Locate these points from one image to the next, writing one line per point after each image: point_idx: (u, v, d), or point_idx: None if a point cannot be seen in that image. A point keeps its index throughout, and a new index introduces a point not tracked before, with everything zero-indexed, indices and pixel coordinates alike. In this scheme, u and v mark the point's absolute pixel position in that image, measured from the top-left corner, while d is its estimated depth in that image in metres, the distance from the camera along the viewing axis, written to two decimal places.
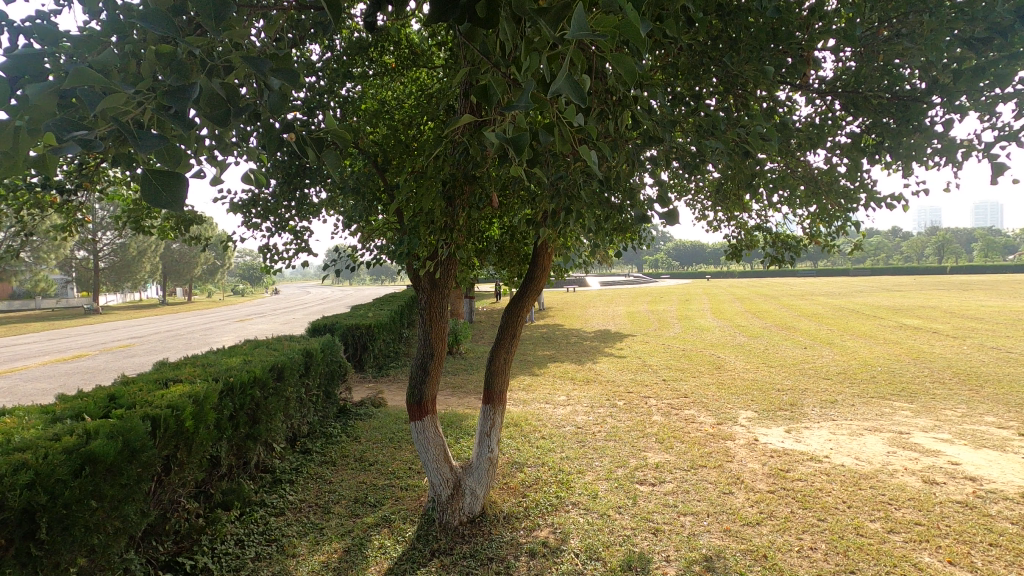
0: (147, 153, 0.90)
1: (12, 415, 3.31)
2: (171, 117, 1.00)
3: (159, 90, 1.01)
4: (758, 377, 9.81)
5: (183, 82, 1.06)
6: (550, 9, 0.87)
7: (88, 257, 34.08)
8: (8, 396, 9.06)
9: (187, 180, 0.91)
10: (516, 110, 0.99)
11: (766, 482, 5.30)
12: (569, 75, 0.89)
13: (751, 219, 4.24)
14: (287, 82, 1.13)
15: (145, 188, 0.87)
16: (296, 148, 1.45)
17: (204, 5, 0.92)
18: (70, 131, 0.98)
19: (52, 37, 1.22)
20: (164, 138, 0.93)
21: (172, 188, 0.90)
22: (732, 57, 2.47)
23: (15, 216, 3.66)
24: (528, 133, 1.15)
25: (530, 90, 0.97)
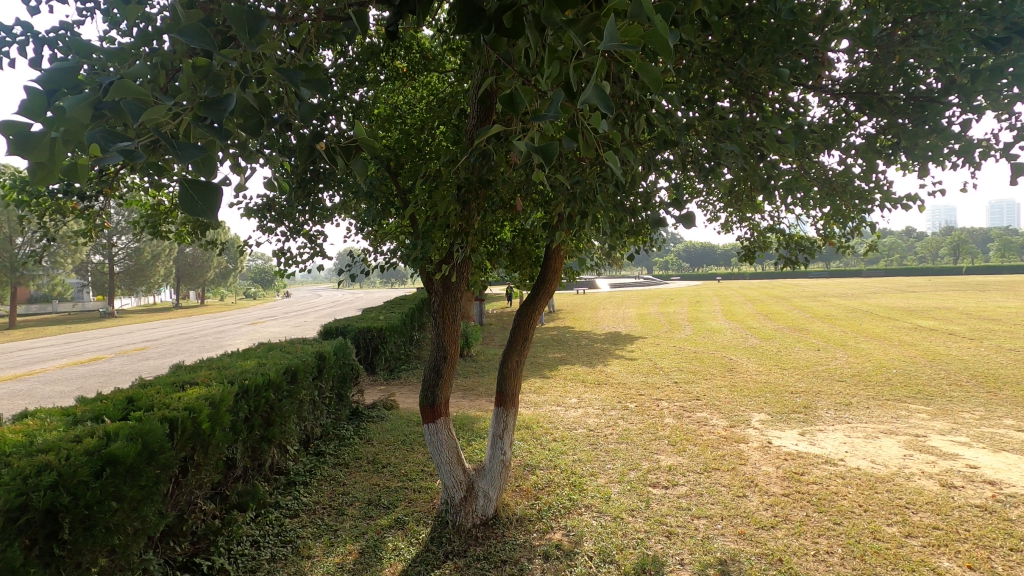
0: (187, 164, 0.93)
1: (34, 416, 3.39)
2: (208, 129, 1.02)
3: (196, 102, 1.03)
4: (770, 380, 9.74)
5: (219, 93, 1.08)
6: (578, 20, 0.88)
7: (103, 261, 34.61)
8: (27, 399, 9.24)
9: (223, 190, 0.93)
10: (544, 120, 0.99)
11: (780, 485, 5.26)
12: (597, 84, 0.89)
13: (764, 220, 4.22)
14: (318, 92, 1.15)
15: (185, 199, 0.89)
16: (325, 156, 1.46)
17: (241, 19, 0.94)
18: (112, 141, 1.00)
19: (87, 53, 1.27)
20: (202, 148, 0.95)
21: (208, 199, 0.92)
22: (745, 59, 2.47)
23: (36, 220, 3.74)
24: (556, 141, 1.16)
25: (559, 99, 0.98)
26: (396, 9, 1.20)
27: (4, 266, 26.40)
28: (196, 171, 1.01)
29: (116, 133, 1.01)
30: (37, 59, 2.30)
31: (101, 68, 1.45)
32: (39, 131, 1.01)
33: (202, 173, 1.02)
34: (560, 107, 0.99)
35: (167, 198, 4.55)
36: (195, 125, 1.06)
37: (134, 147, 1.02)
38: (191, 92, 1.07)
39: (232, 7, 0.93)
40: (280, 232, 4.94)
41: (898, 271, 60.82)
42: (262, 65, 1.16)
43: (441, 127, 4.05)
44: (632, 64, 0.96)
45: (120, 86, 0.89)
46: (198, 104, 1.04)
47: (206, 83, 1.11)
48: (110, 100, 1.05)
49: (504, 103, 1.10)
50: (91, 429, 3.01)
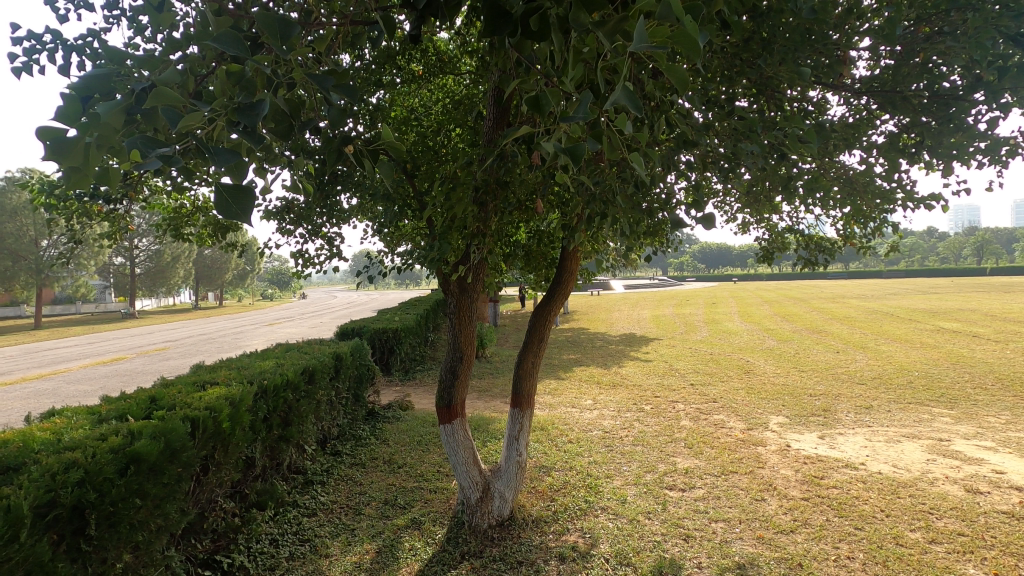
0: (223, 168, 0.95)
1: (60, 415, 3.46)
2: (242, 133, 1.04)
3: (230, 108, 1.05)
4: (788, 382, 9.61)
5: (251, 99, 1.11)
6: (607, 22, 0.89)
7: (124, 263, 35.28)
8: (51, 398, 9.42)
9: (257, 193, 0.96)
10: (573, 121, 1.01)
11: (799, 489, 5.19)
12: (626, 86, 0.90)
13: (782, 221, 4.17)
14: (348, 97, 1.17)
15: (219, 204, 0.92)
16: (353, 160, 1.48)
17: (272, 25, 0.96)
18: (148, 147, 1.03)
19: (119, 59, 1.30)
20: (237, 152, 0.98)
21: (243, 203, 0.94)
22: (766, 59, 2.46)
23: (64, 223, 3.83)
24: (584, 142, 1.18)
25: (587, 101, 1.00)
26: (420, 15, 1.22)
27: (29, 269, 27.05)
28: (229, 175, 1.04)
29: (153, 138, 1.04)
30: (65, 66, 2.37)
31: (132, 75, 1.48)
32: (74, 136, 1.03)
33: (235, 177, 1.05)
34: (588, 110, 1.02)
35: (188, 201, 4.62)
36: (228, 128, 1.09)
37: (171, 151, 1.05)
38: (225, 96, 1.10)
39: (265, 14, 0.96)
40: (299, 234, 4.98)
41: (920, 272, 59.70)
42: (291, 72, 1.19)
43: (456, 130, 4.15)
44: (660, 66, 0.97)
45: (161, 94, 0.92)
46: (231, 109, 1.07)
47: (239, 89, 1.14)
48: (144, 106, 1.08)
49: (530, 105, 1.12)
50: (115, 428, 3.07)
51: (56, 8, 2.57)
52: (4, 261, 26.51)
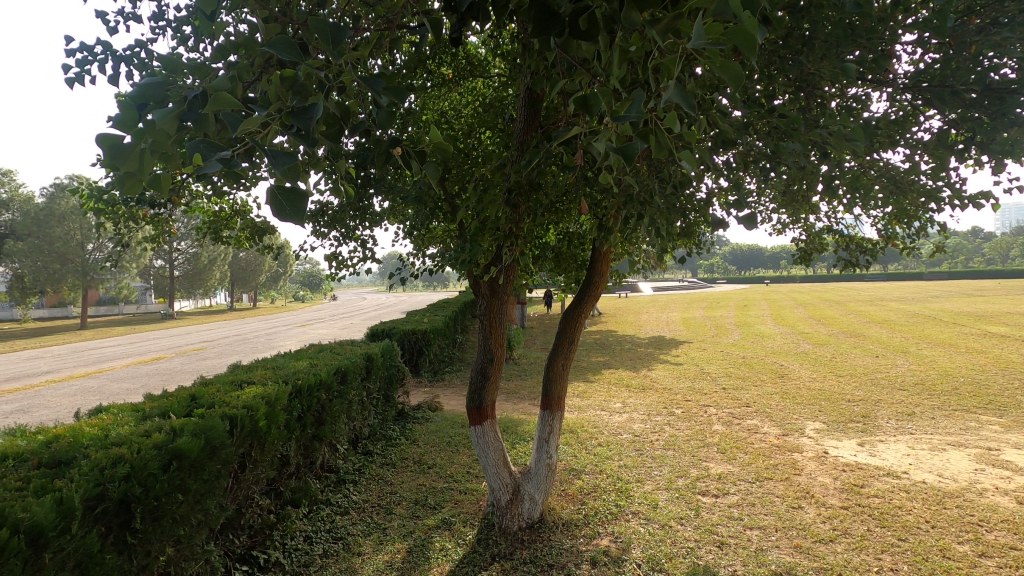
0: (279, 171, 0.99)
1: (107, 411, 3.60)
2: (296, 137, 1.08)
3: (286, 110, 1.09)
4: (825, 387, 9.36)
5: (305, 102, 1.15)
6: (660, 20, 0.91)
7: (164, 266, 36.54)
8: (98, 395, 9.81)
9: (310, 197, 1.00)
10: (624, 121, 1.01)
11: (838, 497, 5.04)
12: (678, 84, 0.91)
13: (820, 221, 4.05)
14: (396, 98, 1.20)
15: (275, 208, 0.98)
16: (401, 161, 1.51)
17: (325, 30, 1.01)
18: (208, 150, 1.07)
19: (174, 67, 1.37)
20: (292, 156, 1.01)
21: (297, 206, 1.01)
22: (807, 56, 2.40)
23: (112, 227, 4.01)
24: (638, 140, 1.15)
25: (639, 101, 1.00)
26: (463, 18, 1.24)
27: (76, 271, 28.22)
28: (284, 178, 1.07)
29: (211, 141, 1.08)
30: (116, 76, 2.48)
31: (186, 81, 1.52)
32: (131, 141, 1.08)
33: (288, 178, 1.08)
34: (642, 109, 1.03)
35: (227, 204, 4.77)
36: (281, 131, 1.14)
37: (228, 155, 1.08)
38: (279, 101, 1.15)
39: (317, 19, 1.00)
40: (332, 237, 5.07)
41: (964, 274, 57.40)
42: (340, 75, 1.22)
43: (487, 133, 4.14)
44: (713, 63, 0.98)
45: (219, 100, 0.96)
46: (285, 114, 1.12)
47: (291, 93, 1.19)
48: (197, 111, 1.12)
49: (579, 105, 1.13)
50: (159, 424, 3.18)
51: (107, 21, 2.69)
52: (54, 264, 27.76)
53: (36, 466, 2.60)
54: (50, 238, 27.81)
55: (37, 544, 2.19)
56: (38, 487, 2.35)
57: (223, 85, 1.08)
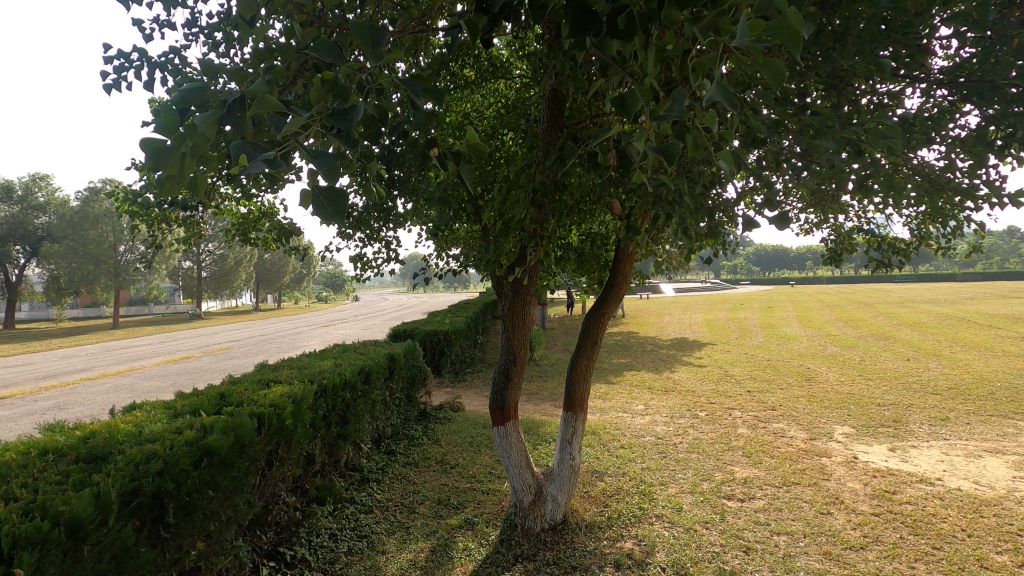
0: (323, 172, 1.03)
1: (141, 408, 3.70)
2: (338, 139, 1.12)
3: (327, 112, 1.13)
4: (854, 390, 9.14)
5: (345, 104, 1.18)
6: (702, 18, 0.93)
7: (192, 267, 37.40)
8: (130, 393, 10.07)
9: (351, 197, 1.04)
10: (665, 120, 1.02)
11: (869, 504, 4.92)
12: (720, 83, 0.94)
13: (850, 221, 3.96)
14: (434, 100, 1.22)
15: (318, 210, 1.03)
16: (437, 163, 1.53)
17: (365, 33, 1.04)
18: (253, 153, 1.11)
19: (211, 71, 1.41)
20: (335, 157, 1.05)
21: (337, 206, 1.06)
22: (840, 52, 2.35)
23: (145, 229, 4.12)
24: (678, 140, 1.16)
25: (681, 100, 1.01)
26: (495, 18, 1.27)
27: (109, 272, 29.04)
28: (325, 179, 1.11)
29: (255, 144, 1.12)
30: (151, 82, 2.55)
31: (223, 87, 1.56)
32: (172, 144, 1.11)
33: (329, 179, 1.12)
34: (683, 108, 1.00)
35: (255, 207, 4.86)
36: (322, 133, 1.17)
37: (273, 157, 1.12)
38: (319, 103, 1.18)
39: (357, 23, 1.03)
40: (357, 238, 5.13)
41: (999, 275, 55.55)
42: (379, 76, 1.24)
43: (510, 134, 4.14)
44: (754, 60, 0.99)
45: (265, 103, 1.00)
46: (325, 115, 1.15)
47: (330, 94, 1.22)
48: (238, 113, 1.15)
49: (616, 105, 1.12)
50: (190, 422, 3.25)
51: (142, 28, 2.77)
52: (88, 265, 28.59)
53: (74, 461, 2.68)
54: (85, 241, 28.68)
55: (76, 536, 2.26)
56: (77, 481, 2.42)
57: (264, 89, 1.11)
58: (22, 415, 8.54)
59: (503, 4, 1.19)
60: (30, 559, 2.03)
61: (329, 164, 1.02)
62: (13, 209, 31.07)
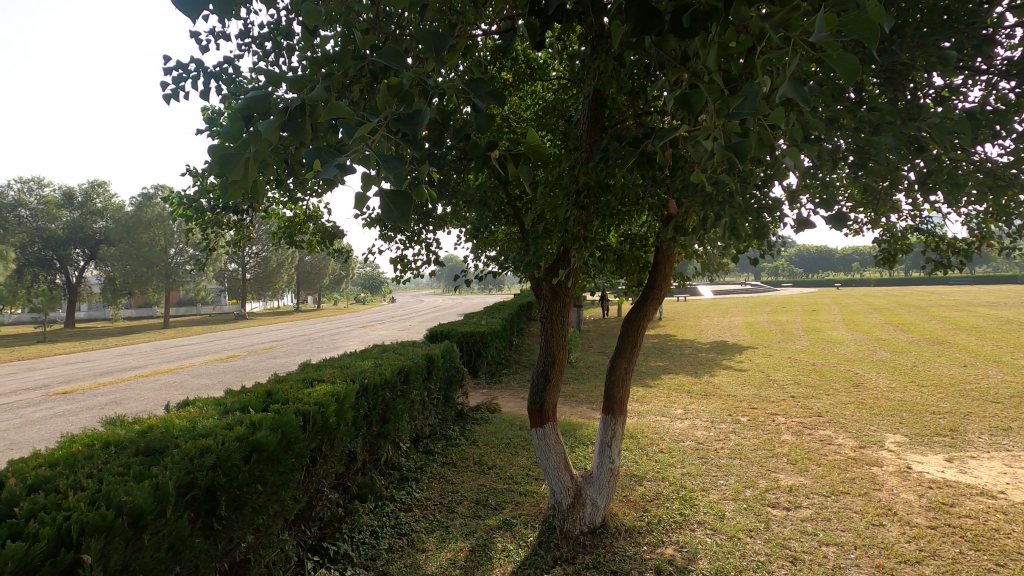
0: (392, 175, 1.09)
1: (193, 404, 3.85)
2: (405, 142, 1.17)
3: (393, 117, 1.18)
4: (906, 397, 8.74)
5: (409, 108, 1.23)
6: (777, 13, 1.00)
7: (238, 269, 38.79)
8: (182, 389, 10.52)
9: (415, 199, 1.09)
10: (740, 115, 1.16)
11: (924, 516, 4.69)
12: (791, 81, 1.04)
13: (904, 220, 3.79)
14: (494, 102, 1.27)
15: (384, 210, 1.07)
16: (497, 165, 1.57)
17: (430, 40, 1.11)
18: (323, 157, 1.16)
19: (276, 80, 1.47)
20: (403, 160, 1.10)
21: (401, 207, 1.10)
22: (900, 45, 2.26)
23: (196, 233, 4.29)
24: (749, 140, 1.24)
25: (754, 96, 1.15)
26: (548, 20, 1.32)
27: (160, 274, 30.38)
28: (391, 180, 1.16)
29: (325, 148, 1.18)
30: (206, 91, 2.66)
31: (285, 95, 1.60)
32: (236, 150, 1.17)
33: (394, 180, 1.17)
34: (756, 105, 1.15)
35: (300, 210, 5.00)
36: (386, 139, 1.23)
37: (342, 160, 1.18)
38: (386, 108, 1.24)
39: (423, 31, 1.10)
40: (398, 240, 5.20)
41: None
42: (441, 83, 1.30)
43: (549, 134, 4.12)
44: (828, 58, 1.04)
45: (338, 110, 1.06)
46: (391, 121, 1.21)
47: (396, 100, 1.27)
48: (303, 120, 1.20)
49: (679, 103, 1.20)
50: (240, 419, 3.37)
51: (199, 40, 2.89)
52: (141, 267, 30.00)
53: (134, 453, 2.82)
54: (138, 244, 30.08)
55: (137, 526, 2.37)
56: (137, 472, 2.54)
57: (326, 96, 1.16)
58: (83, 409, 9.01)
59: (561, 7, 1.24)
60: (96, 546, 2.13)
61: (398, 167, 1.07)
62: (73, 214, 32.85)
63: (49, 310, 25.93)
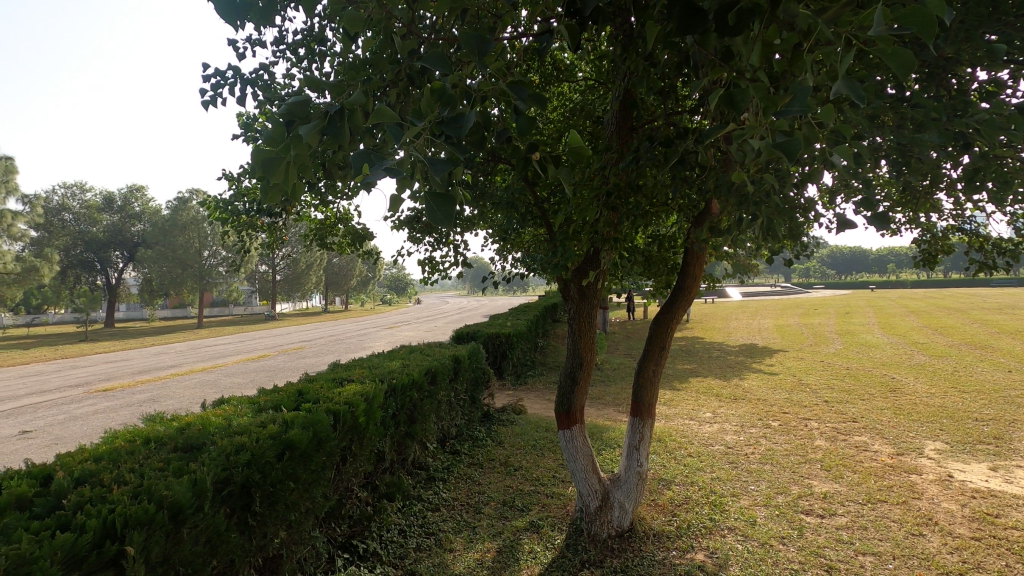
0: (437, 177, 1.11)
1: (228, 403, 3.96)
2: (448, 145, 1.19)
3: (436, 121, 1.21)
4: (947, 403, 8.44)
5: (451, 112, 1.26)
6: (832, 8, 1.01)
7: (268, 271, 39.65)
8: (216, 388, 10.81)
9: (459, 201, 1.10)
10: (789, 114, 1.18)
11: (968, 527, 4.52)
12: (843, 78, 1.06)
13: (947, 220, 3.65)
14: (535, 104, 1.29)
15: (429, 211, 1.09)
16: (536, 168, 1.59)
17: (473, 45, 1.14)
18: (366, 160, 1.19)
19: (318, 86, 1.50)
20: (448, 162, 1.12)
21: (445, 209, 1.12)
22: (944, 39, 2.19)
23: (231, 235, 4.41)
24: (798, 137, 1.24)
25: (803, 94, 1.16)
26: (586, 21, 1.33)
27: (195, 275, 31.27)
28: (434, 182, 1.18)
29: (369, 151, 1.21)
30: (243, 97, 2.74)
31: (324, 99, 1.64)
32: (279, 155, 1.20)
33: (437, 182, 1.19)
34: (805, 102, 1.17)
35: (330, 213, 5.09)
36: (428, 141, 1.26)
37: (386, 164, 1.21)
38: (429, 111, 1.27)
39: (466, 35, 1.13)
40: (426, 242, 5.26)
41: None
42: (481, 86, 1.32)
43: (576, 135, 4.11)
44: (880, 53, 1.05)
45: (382, 114, 1.08)
46: (434, 124, 1.23)
47: (438, 103, 1.30)
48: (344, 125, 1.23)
49: (724, 102, 1.21)
50: (273, 417, 3.45)
51: (236, 48, 2.97)
52: (177, 269, 30.91)
53: (172, 449, 2.91)
54: (174, 247, 30.99)
55: (177, 520, 2.44)
56: (176, 468, 2.62)
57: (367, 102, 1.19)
58: (122, 406, 9.33)
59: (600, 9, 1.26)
60: (138, 538, 2.21)
61: (443, 170, 1.09)
62: (113, 217, 34.05)
63: (91, 310, 26.89)
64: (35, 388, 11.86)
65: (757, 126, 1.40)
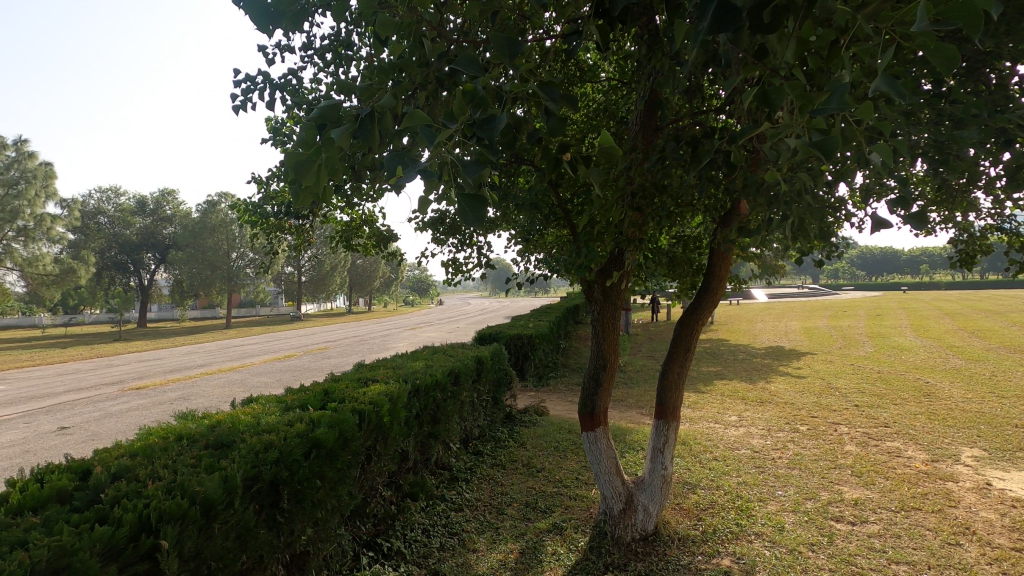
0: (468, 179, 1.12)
1: (257, 401, 4.04)
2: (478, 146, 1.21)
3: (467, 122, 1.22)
4: (985, 409, 8.16)
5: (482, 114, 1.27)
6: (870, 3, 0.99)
7: (294, 273, 40.34)
8: (243, 386, 11.04)
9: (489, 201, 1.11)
10: (825, 111, 1.16)
11: (1007, 537, 4.36)
12: (884, 75, 1.04)
13: (986, 219, 3.53)
14: (566, 104, 1.29)
15: (460, 213, 1.11)
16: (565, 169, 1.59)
17: (505, 46, 1.15)
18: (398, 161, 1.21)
19: (349, 90, 1.53)
20: (479, 164, 1.13)
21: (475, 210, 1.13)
22: (984, 32, 2.12)
23: (259, 237, 4.50)
24: (835, 135, 1.21)
25: (842, 91, 1.14)
26: (615, 22, 1.33)
27: (223, 276, 31.98)
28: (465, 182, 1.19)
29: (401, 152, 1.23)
30: (272, 102, 2.80)
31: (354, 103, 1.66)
32: (313, 157, 1.23)
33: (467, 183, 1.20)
34: (843, 100, 1.14)
35: (355, 215, 5.16)
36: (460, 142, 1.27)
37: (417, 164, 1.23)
38: (461, 113, 1.28)
39: (498, 37, 1.14)
40: (449, 243, 5.28)
41: None
42: (512, 87, 1.33)
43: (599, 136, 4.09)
44: (923, 49, 1.02)
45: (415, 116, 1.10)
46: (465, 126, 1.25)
47: (469, 105, 1.31)
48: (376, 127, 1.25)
49: (759, 100, 1.20)
50: (300, 416, 3.51)
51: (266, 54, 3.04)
52: (206, 271, 31.64)
53: (204, 446, 2.98)
54: (203, 249, 31.74)
55: (208, 515, 2.50)
56: (208, 465, 2.68)
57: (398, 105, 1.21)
58: (155, 404, 9.57)
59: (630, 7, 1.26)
60: (172, 532, 2.27)
61: (475, 172, 1.10)
62: (146, 220, 35.00)
63: (124, 310, 27.68)
64: (72, 386, 12.25)
65: (788, 125, 1.38)
